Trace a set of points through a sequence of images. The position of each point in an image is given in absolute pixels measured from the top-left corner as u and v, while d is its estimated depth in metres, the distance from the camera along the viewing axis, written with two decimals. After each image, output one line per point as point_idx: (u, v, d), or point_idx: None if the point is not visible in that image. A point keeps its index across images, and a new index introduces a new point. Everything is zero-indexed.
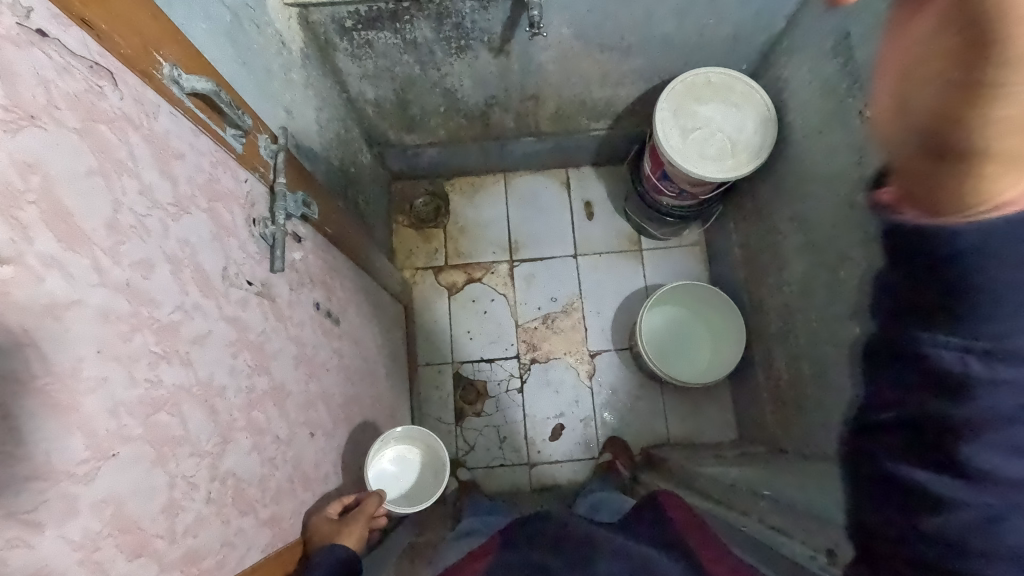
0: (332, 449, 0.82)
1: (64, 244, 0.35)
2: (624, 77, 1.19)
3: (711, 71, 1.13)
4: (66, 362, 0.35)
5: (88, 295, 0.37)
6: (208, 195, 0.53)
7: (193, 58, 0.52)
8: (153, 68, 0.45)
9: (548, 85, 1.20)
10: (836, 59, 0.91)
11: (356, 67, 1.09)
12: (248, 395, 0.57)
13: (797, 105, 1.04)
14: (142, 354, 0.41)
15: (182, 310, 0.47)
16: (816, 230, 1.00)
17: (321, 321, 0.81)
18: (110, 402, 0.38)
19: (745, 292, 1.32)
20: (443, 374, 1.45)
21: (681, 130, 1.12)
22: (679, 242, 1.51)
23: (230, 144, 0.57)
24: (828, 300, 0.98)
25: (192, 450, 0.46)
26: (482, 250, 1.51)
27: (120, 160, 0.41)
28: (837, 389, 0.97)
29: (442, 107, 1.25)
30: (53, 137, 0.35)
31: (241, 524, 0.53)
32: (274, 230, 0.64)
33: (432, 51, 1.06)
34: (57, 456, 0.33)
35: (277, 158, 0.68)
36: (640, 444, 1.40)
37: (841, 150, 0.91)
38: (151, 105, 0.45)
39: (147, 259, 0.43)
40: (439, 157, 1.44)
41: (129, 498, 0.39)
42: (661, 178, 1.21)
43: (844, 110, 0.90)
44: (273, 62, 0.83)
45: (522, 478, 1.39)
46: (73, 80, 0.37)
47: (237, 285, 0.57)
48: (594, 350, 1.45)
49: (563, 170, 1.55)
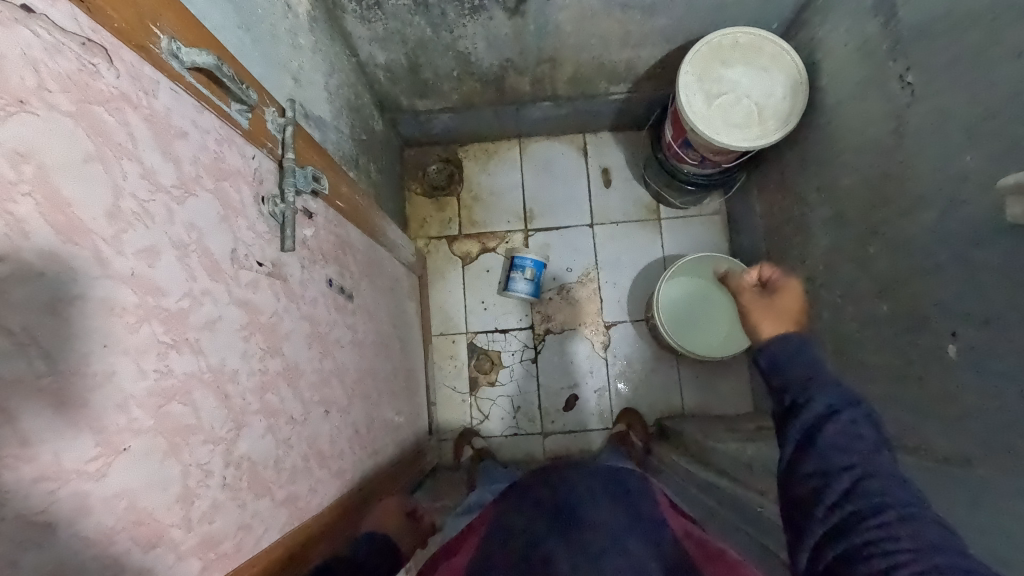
0: (348, 425, 0.81)
1: (63, 236, 0.33)
2: (646, 38, 1.13)
3: (739, 31, 1.06)
4: (73, 358, 0.34)
5: (92, 288, 0.35)
6: (214, 174, 0.51)
7: (193, 30, 0.50)
8: (150, 42, 0.43)
9: (566, 47, 1.14)
10: (877, 19, 0.85)
11: (365, 30, 1.05)
12: (260, 377, 0.56)
13: (830, 68, 0.98)
14: (151, 345, 0.40)
15: (190, 297, 0.46)
16: (847, 201, 0.95)
17: (334, 297, 0.79)
18: (119, 396, 0.37)
19: (766, 265, 1.28)
20: (456, 344, 1.44)
21: (705, 96, 1.07)
22: (699, 211, 1.47)
23: (235, 119, 0.55)
24: (855, 276, 0.94)
25: (205, 437, 0.46)
26: (497, 219, 1.48)
27: (119, 144, 0.39)
28: (860, 368, 0.95)
29: (455, 71, 1.20)
30: (47, 123, 0.33)
31: (257, 507, 0.54)
32: (284, 208, 0.62)
33: (443, 13, 1.02)
34: (65, 456, 0.33)
35: (285, 133, 0.66)
36: (654, 415, 1.40)
37: (877, 119, 0.86)
38: (150, 82, 0.43)
39: (153, 246, 0.42)
40: (453, 122, 1.39)
41: (143, 492, 0.39)
42: (683, 146, 1.16)
43: (884, 74, 0.84)
44: (280, 27, 0.79)
45: (536, 447, 1.40)
46: (65, 60, 0.35)
47: (248, 267, 0.56)
48: (609, 322, 1.43)
49: (581, 135, 1.50)
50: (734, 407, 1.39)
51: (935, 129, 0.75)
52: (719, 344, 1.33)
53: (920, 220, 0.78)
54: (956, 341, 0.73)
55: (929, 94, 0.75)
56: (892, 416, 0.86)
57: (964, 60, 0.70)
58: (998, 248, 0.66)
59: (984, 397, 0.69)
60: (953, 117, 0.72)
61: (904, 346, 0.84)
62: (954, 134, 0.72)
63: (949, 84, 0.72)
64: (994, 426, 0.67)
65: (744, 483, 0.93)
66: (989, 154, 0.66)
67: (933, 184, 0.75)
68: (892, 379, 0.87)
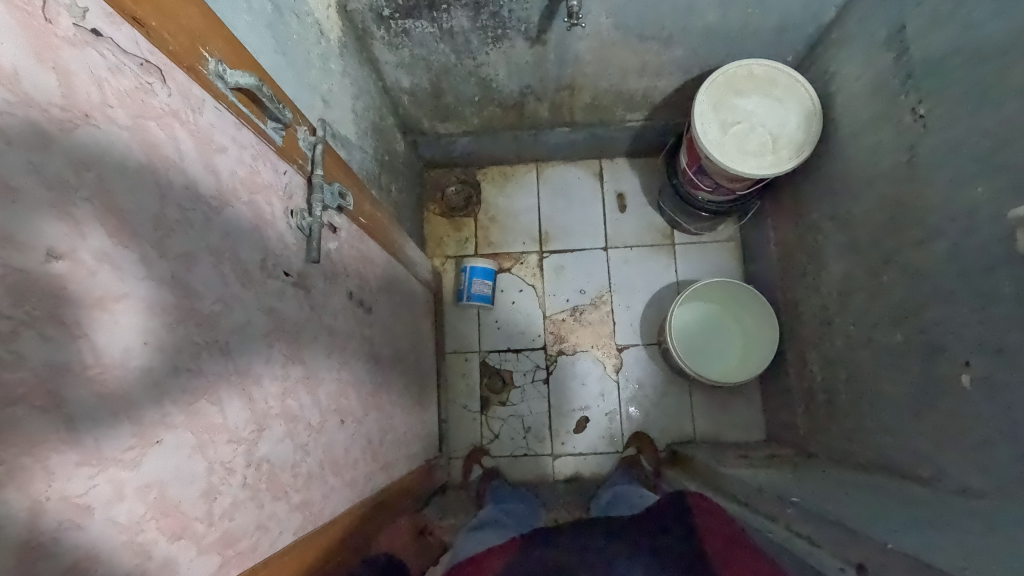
0: (362, 436, 0.83)
1: (115, 239, 0.36)
2: (663, 68, 1.16)
3: (753, 63, 1.09)
4: (118, 353, 0.36)
5: (137, 289, 0.38)
6: (249, 187, 0.54)
7: (237, 54, 0.53)
8: (199, 63, 0.46)
9: (584, 75, 1.18)
10: (890, 53, 0.87)
11: (393, 56, 1.09)
12: (282, 383, 0.59)
13: (843, 100, 1.00)
14: (185, 345, 0.43)
15: (222, 302, 0.48)
16: (860, 230, 0.96)
17: (354, 310, 0.82)
18: (156, 391, 0.39)
19: (780, 292, 1.28)
20: (469, 363, 1.46)
21: (720, 124, 1.09)
22: (713, 237, 1.48)
23: (270, 137, 0.58)
24: (869, 303, 0.94)
25: (229, 437, 0.48)
26: (513, 240, 1.50)
27: (167, 157, 0.42)
28: (874, 396, 0.95)
29: (476, 96, 1.24)
30: (107, 136, 0.36)
31: (275, 509, 0.56)
32: (311, 221, 0.65)
33: (468, 40, 1.06)
34: (106, 444, 0.35)
35: (315, 151, 0.69)
36: (665, 440, 1.40)
37: (890, 150, 0.87)
38: (197, 100, 0.46)
39: (191, 253, 0.44)
40: (472, 145, 1.43)
41: (171, 483, 0.41)
42: (698, 173, 1.18)
43: (896, 106, 0.86)
44: (312, 51, 0.83)
45: (545, 469, 1.40)
46: (125, 78, 0.38)
47: (275, 276, 0.58)
48: (621, 344, 1.44)
49: (597, 161, 1.53)
50: (747, 435, 1.38)
51: (948, 160, 0.76)
52: (734, 369, 1.33)
53: (932, 250, 0.79)
54: (969, 371, 0.73)
55: (941, 126, 0.77)
56: (905, 445, 0.86)
57: (975, 93, 0.71)
58: (1009, 277, 0.66)
59: (998, 427, 0.68)
60: (964, 149, 0.73)
61: (916, 376, 0.83)
62: (966, 166, 0.73)
63: (960, 117, 0.74)
64: (1010, 456, 0.66)
65: (756, 509, 0.91)
66: (1001, 185, 0.67)
67: (946, 214, 0.76)
68: (904, 409, 0.86)
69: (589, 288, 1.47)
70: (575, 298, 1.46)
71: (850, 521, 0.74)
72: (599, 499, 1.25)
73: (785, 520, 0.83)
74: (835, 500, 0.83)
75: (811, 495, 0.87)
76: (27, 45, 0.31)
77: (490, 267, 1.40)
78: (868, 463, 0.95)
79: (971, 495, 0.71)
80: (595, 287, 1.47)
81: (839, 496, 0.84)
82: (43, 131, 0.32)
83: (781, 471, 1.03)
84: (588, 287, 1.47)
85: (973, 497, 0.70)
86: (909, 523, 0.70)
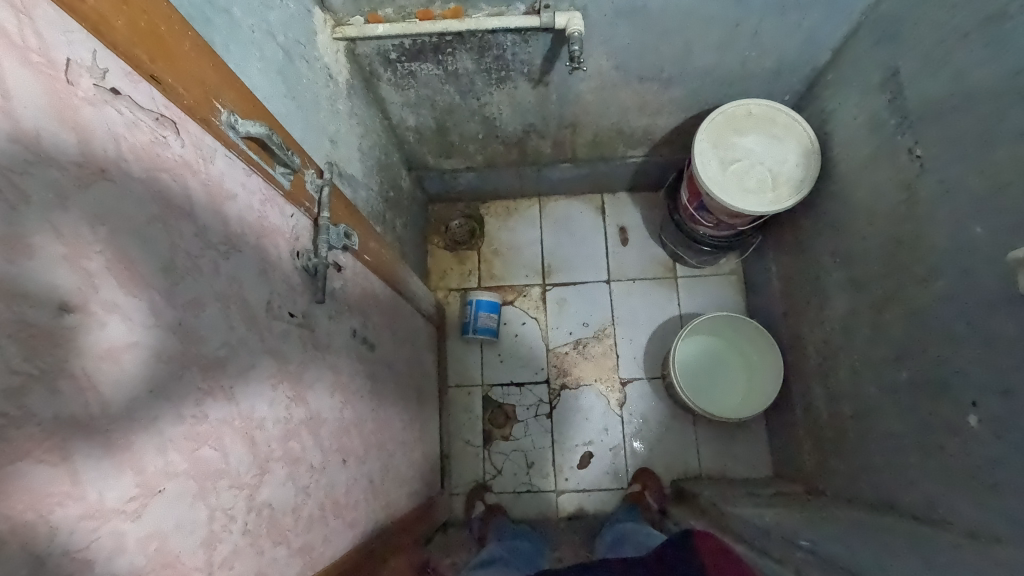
0: (364, 475, 0.82)
1: (124, 289, 0.37)
2: (662, 107, 1.19)
3: (751, 102, 1.12)
4: (124, 401, 0.36)
5: (143, 337, 0.38)
6: (257, 232, 0.55)
7: (248, 103, 0.55)
8: (212, 115, 0.47)
9: (586, 113, 1.21)
10: (885, 95, 0.89)
11: (399, 96, 1.12)
12: (285, 425, 0.58)
13: (840, 139, 1.02)
14: (190, 391, 0.43)
15: (228, 346, 0.49)
16: (861, 266, 0.96)
17: (358, 347, 0.82)
18: (158, 439, 0.39)
19: (783, 326, 1.28)
20: (471, 397, 1.45)
21: (720, 162, 1.10)
22: (715, 271, 1.49)
23: (279, 182, 0.59)
24: (873, 340, 0.94)
25: (231, 482, 0.48)
26: (515, 274, 1.51)
27: (178, 205, 0.43)
28: (880, 434, 0.93)
29: (480, 134, 1.27)
30: (121, 188, 0.37)
31: (274, 555, 0.55)
32: (317, 262, 0.66)
33: (472, 82, 1.09)
34: (108, 496, 0.35)
35: (323, 193, 0.71)
36: (670, 477, 1.37)
37: (889, 189, 0.89)
38: (209, 150, 0.48)
39: (198, 299, 0.45)
40: (476, 180, 1.45)
41: (172, 533, 0.40)
42: (698, 209, 1.20)
43: (893, 145, 0.87)
44: (321, 94, 0.85)
45: (549, 506, 1.37)
46: (141, 132, 0.40)
47: (281, 318, 0.59)
48: (625, 378, 1.43)
49: (598, 195, 1.55)
50: (754, 471, 1.36)
51: (945, 200, 0.77)
52: (736, 406, 1.32)
53: (933, 288, 0.79)
54: (976, 412, 0.72)
55: (937, 166, 0.78)
56: (914, 486, 0.84)
57: (970, 136, 0.73)
58: (1013, 318, 0.66)
59: (1009, 468, 0.67)
60: (961, 189, 0.74)
61: (923, 414, 0.83)
62: (964, 206, 0.74)
63: (956, 158, 0.75)
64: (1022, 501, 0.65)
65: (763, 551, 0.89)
66: (1000, 225, 0.68)
67: (946, 253, 0.77)
68: (911, 448, 0.85)
69: (592, 321, 1.47)
70: (580, 331, 1.47)
71: (859, 567, 0.72)
72: (604, 537, 1.23)
73: (793, 563, 0.80)
74: (845, 543, 0.81)
75: (820, 538, 0.84)
76: (49, 107, 0.32)
77: (495, 301, 1.40)
78: (877, 503, 0.93)
79: (983, 539, 0.69)
80: (598, 320, 1.47)
81: (849, 539, 0.83)
82: (60, 188, 0.33)
83: (789, 511, 1.01)
84: (591, 320, 1.47)
85: (984, 541, 0.69)
86: (921, 568, 0.68)
